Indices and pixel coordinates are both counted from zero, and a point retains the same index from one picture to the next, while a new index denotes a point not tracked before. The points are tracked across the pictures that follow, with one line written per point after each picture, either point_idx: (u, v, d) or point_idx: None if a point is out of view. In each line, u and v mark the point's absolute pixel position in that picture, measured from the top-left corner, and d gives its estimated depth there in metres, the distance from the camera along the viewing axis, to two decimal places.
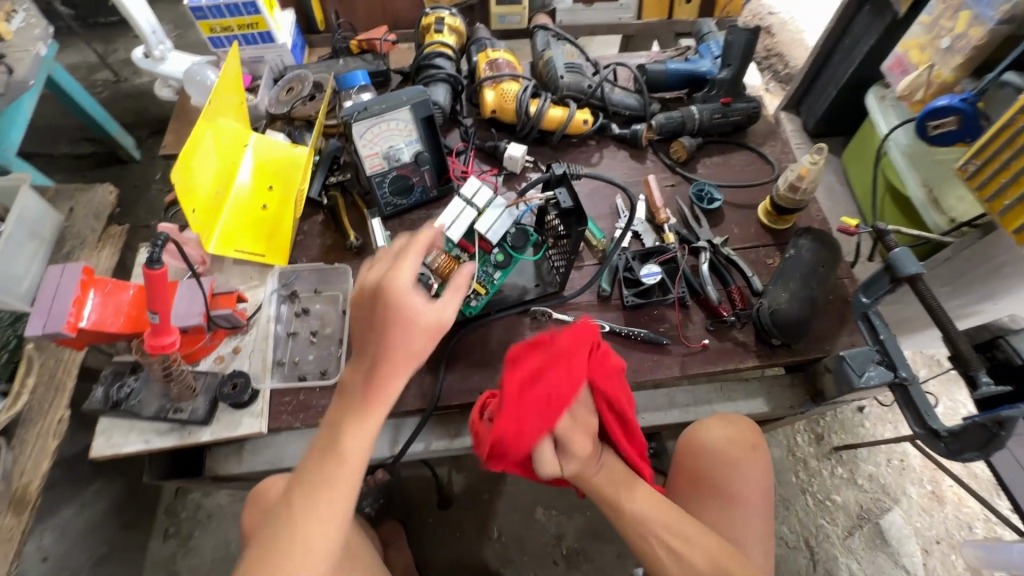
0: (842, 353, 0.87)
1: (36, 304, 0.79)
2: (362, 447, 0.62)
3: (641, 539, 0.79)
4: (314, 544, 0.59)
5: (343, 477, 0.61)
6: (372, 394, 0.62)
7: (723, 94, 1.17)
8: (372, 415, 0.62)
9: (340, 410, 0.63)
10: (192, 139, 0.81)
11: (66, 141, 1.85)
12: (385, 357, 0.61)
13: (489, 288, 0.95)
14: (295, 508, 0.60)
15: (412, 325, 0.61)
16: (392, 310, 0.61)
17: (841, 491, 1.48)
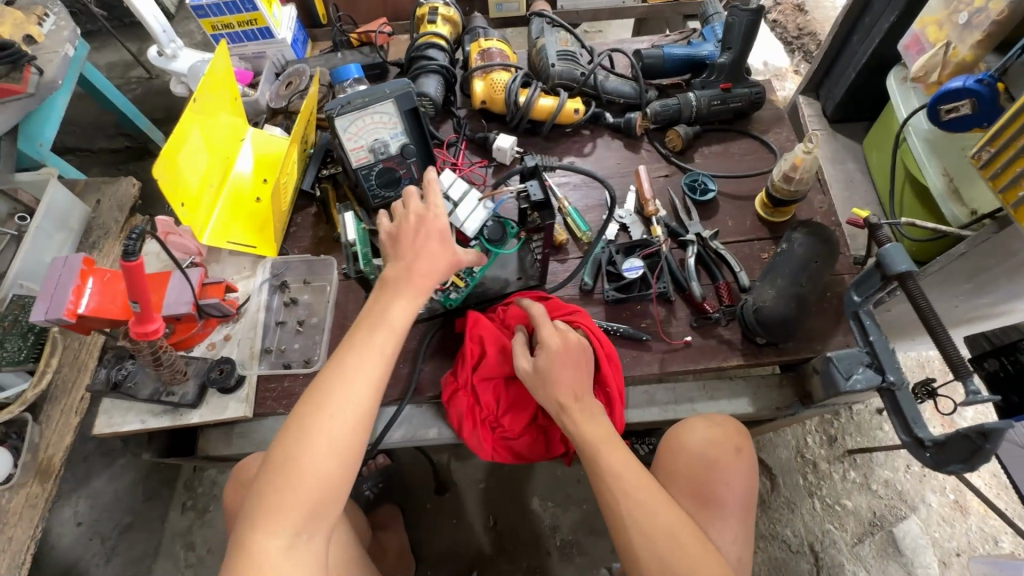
0: (829, 354, 0.83)
1: (42, 291, 0.86)
2: (406, 314, 0.71)
3: (626, 507, 0.70)
4: (354, 401, 0.64)
5: (383, 344, 0.68)
6: (413, 278, 0.72)
7: (723, 79, 1.12)
8: (414, 295, 0.72)
9: (384, 293, 0.72)
10: (175, 134, 0.86)
11: (104, 136, 1.92)
12: (425, 257, 0.73)
13: (469, 281, 0.94)
14: (341, 362, 0.66)
15: (447, 247, 0.75)
16: (439, 228, 0.76)
17: (853, 495, 1.41)
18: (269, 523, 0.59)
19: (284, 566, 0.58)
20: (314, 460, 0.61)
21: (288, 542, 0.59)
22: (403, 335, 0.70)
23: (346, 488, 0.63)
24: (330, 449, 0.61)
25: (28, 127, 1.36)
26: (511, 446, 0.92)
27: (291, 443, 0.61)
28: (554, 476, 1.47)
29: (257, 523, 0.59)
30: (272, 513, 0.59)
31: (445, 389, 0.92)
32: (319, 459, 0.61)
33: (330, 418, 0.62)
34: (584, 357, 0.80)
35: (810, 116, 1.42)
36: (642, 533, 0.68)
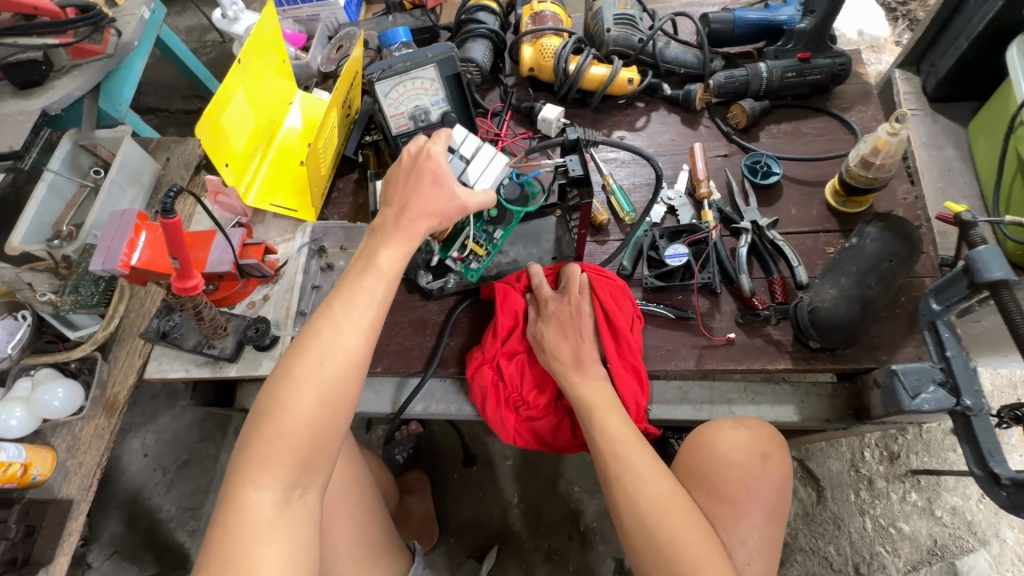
0: (894, 367, 0.73)
1: (100, 242, 0.91)
2: (396, 258, 0.67)
3: (613, 470, 0.71)
4: (344, 348, 0.61)
5: (376, 291, 0.65)
6: (403, 223, 0.69)
7: (802, 48, 0.99)
8: (405, 241, 0.68)
9: (377, 237, 0.69)
10: (221, 95, 0.88)
11: (181, 98, 2.02)
12: (417, 201, 0.70)
13: (489, 250, 0.89)
14: (332, 311, 0.63)
15: (442, 192, 0.71)
16: (434, 170, 0.71)
17: (912, 519, 1.28)
18: (258, 475, 0.57)
19: (274, 519, 0.57)
20: (301, 411, 0.58)
21: (279, 496, 0.57)
22: (395, 279, 0.67)
23: (339, 440, 0.61)
24: (320, 397, 0.59)
25: (108, 86, 1.34)
26: (536, 429, 0.88)
27: (278, 392, 0.59)
28: (584, 460, 1.44)
29: (245, 476, 0.57)
30: (261, 464, 0.57)
31: (470, 363, 0.89)
32: (305, 409, 0.58)
33: (319, 364, 0.60)
34: (584, 322, 0.83)
35: (906, 94, 1.24)
36: (628, 504, 0.69)
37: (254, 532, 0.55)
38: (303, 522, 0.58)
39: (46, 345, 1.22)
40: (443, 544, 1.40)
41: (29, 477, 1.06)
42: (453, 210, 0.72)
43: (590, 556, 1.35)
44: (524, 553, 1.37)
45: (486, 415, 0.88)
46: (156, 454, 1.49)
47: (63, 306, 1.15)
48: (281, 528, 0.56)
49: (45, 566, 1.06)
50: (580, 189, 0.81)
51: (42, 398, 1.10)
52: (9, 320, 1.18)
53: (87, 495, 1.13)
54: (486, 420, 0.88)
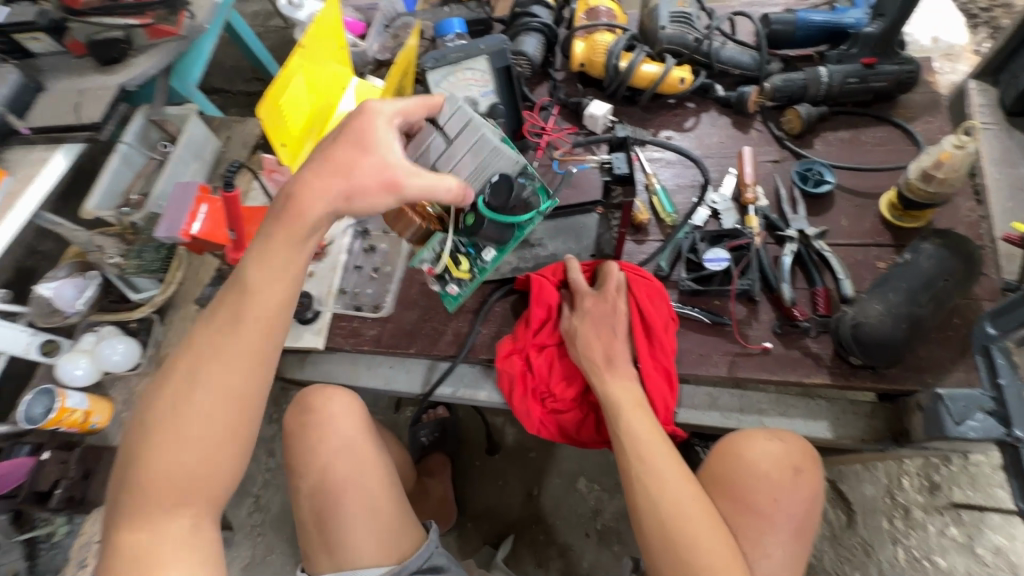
0: (940, 391, 0.70)
1: (165, 212, 0.97)
2: (282, 267, 0.62)
3: (636, 470, 0.71)
4: (206, 386, 0.59)
5: (248, 314, 0.61)
6: (289, 215, 0.62)
7: (867, 53, 0.95)
8: (287, 247, 0.62)
9: (259, 243, 0.63)
10: (282, 76, 0.92)
11: (242, 80, 2.11)
12: (321, 180, 0.62)
13: (473, 274, 0.89)
14: (199, 341, 0.61)
15: (364, 161, 0.63)
16: (358, 127, 0.65)
17: (948, 554, 1.22)
18: (150, 510, 0.58)
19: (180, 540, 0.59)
20: (179, 454, 0.58)
21: (189, 525, 0.60)
22: (275, 289, 0.62)
23: (236, 465, 0.62)
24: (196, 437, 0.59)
25: (179, 66, 1.43)
26: (561, 423, 0.88)
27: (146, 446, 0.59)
28: (605, 459, 1.44)
29: (132, 516, 0.58)
30: (152, 506, 0.58)
31: (500, 351, 0.91)
32: (191, 436, 0.58)
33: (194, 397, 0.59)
34: (619, 322, 0.83)
35: (980, 105, 1.17)
36: (645, 497, 0.70)
37: (156, 557, 0.57)
38: (207, 538, 0.60)
39: (111, 304, 1.31)
40: (460, 528, 1.43)
41: (88, 424, 1.16)
42: (375, 184, 0.63)
43: (604, 557, 1.35)
44: (540, 545, 1.38)
45: (513, 404, 0.89)
46: None
47: (129, 270, 1.24)
48: (187, 548, 0.58)
49: (97, 507, 1.16)
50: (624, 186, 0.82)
51: (104, 351, 1.19)
52: (79, 279, 1.26)
53: None
54: (512, 408, 0.90)
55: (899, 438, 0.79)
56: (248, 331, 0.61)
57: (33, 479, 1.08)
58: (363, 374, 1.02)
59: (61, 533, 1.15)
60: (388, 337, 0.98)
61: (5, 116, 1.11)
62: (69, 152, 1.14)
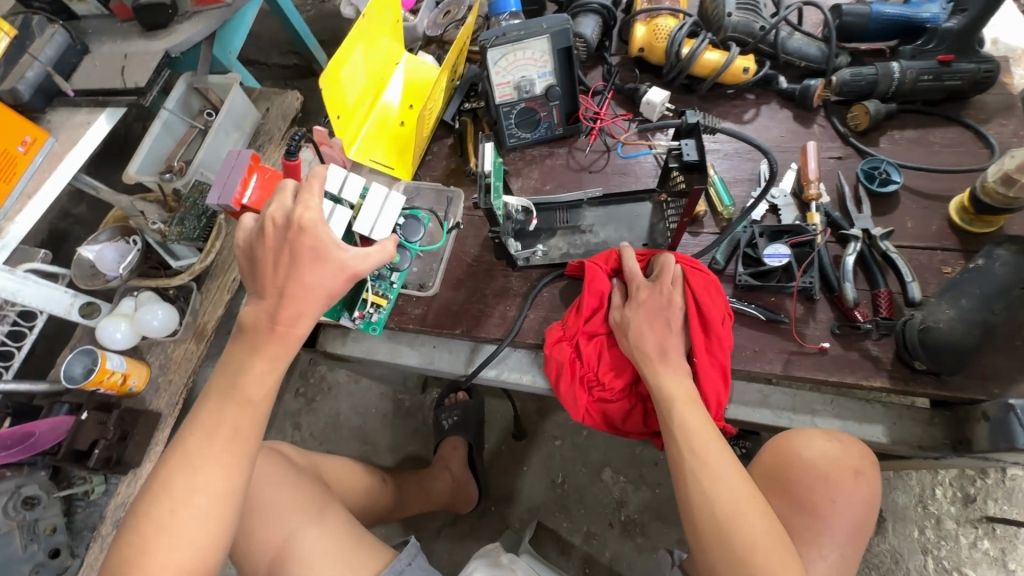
0: (1012, 401, 0.68)
1: (216, 179, 0.96)
2: (265, 376, 0.69)
3: (688, 465, 0.70)
4: (203, 487, 0.64)
5: (240, 420, 0.67)
6: (280, 329, 0.68)
7: (944, 50, 0.92)
8: (273, 357, 0.69)
9: (246, 355, 0.69)
10: (343, 47, 0.91)
11: (279, 53, 2.10)
12: (304, 302, 0.68)
13: (388, 297, 0.96)
14: (190, 447, 0.65)
15: (326, 270, 0.69)
16: (308, 245, 0.68)
17: (980, 568, 1.20)
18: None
19: None
20: (174, 548, 0.62)
21: None
22: (261, 402, 0.69)
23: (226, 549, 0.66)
24: (194, 531, 0.63)
25: (222, 34, 1.43)
26: (606, 410, 0.88)
27: (141, 543, 0.62)
28: (631, 451, 1.44)
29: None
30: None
31: (549, 337, 0.90)
32: (193, 525, 0.63)
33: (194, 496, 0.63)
34: (673, 316, 0.81)
35: None
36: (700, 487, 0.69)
37: None
38: None
39: (150, 270, 1.31)
40: (482, 510, 1.44)
41: (126, 386, 1.17)
42: (341, 283, 0.70)
43: (627, 549, 1.35)
44: (563, 533, 1.39)
45: (559, 390, 0.89)
46: None
47: (170, 236, 1.21)
48: None
49: (133, 469, 1.16)
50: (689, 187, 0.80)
51: (144, 316, 1.20)
52: (121, 243, 1.25)
53: (173, 411, 1.23)
54: (558, 394, 0.90)
55: (958, 447, 0.77)
56: (240, 439, 0.67)
57: (72, 439, 1.08)
58: (405, 353, 1.02)
59: (97, 492, 1.16)
60: (433, 316, 0.98)
61: (50, 76, 1.09)
62: (111, 117, 1.10)
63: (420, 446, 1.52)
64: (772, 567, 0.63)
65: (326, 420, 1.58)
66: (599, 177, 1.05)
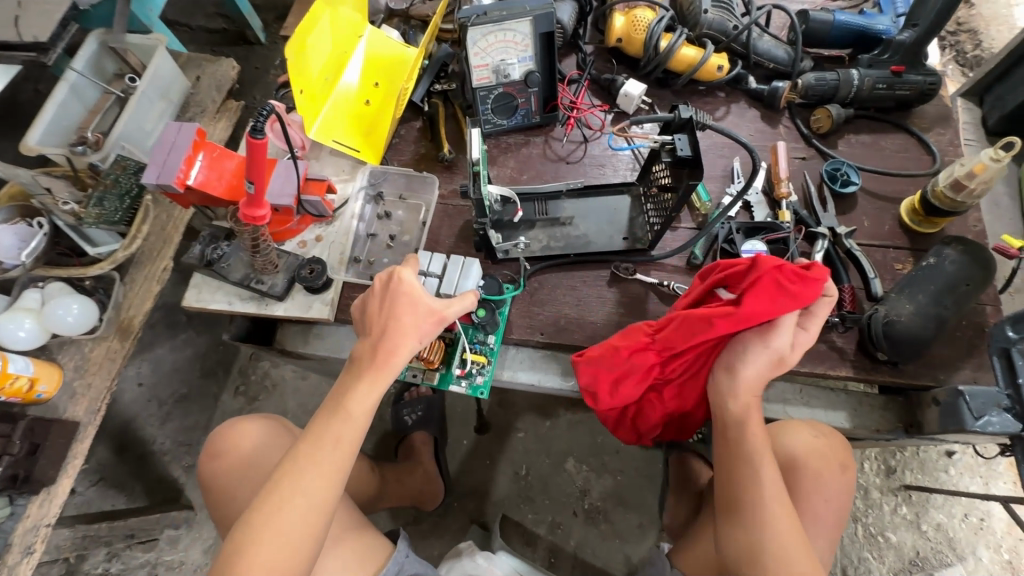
0: (961, 388, 0.75)
1: (154, 154, 0.85)
2: (369, 402, 0.67)
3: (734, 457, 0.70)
4: (305, 493, 0.63)
5: (343, 436, 0.66)
6: (380, 359, 0.67)
7: (897, 61, 0.99)
8: (378, 383, 0.67)
9: (348, 376, 0.68)
10: (312, 13, 0.87)
11: (203, 15, 1.87)
12: (397, 335, 0.67)
13: (489, 357, 0.90)
14: (301, 454, 0.65)
15: (418, 312, 0.69)
16: (403, 290, 0.69)
17: (899, 530, 1.35)
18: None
19: None
20: (266, 552, 0.61)
21: None
22: (364, 423, 0.67)
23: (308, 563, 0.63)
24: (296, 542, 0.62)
25: None
26: (643, 409, 0.85)
27: (238, 541, 0.61)
28: (593, 440, 1.46)
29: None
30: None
31: (627, 345, 0.78)
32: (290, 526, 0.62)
33: (295, 500, 0.62)
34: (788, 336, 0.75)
35: (966, 124, 1.18)
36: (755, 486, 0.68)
37: None
38: None
39: (58, 257, 1.12)
40: (446, 507, 1.40)
41: (33, 394, 0.98)
42: (433, 327, 0.69)
43: (591, 536, 1.37)
44: (528, 525, 1.38)
45: (614, 395, 0.81)
46: (157, 383, 1.42)
47: (87, 219, 1.05)
48: None
49: (47, 487, 0.97)
50: (677, 188, 0.81)
51: (56, 312, 1.01)
52: (22, 226, 1.06)
53: (94, 419, 1.05)
54: (603, 401, 0.82)
55: (909, 429, 0.85)
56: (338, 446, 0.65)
57: None
58: None
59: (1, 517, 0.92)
60: None
61: None
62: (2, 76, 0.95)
63: (378, 444, 1.45)
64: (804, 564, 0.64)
65: None
66: (576, 168, 1.03)
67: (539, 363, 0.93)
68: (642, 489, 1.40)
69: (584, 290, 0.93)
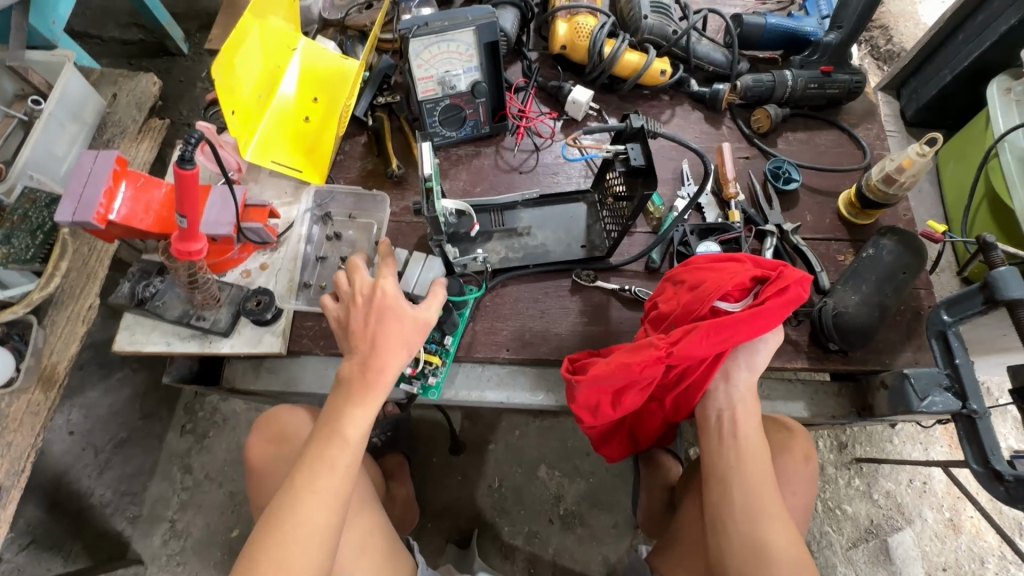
0: (906, 371, 0.79)
1: (67, 189, 0.77)
2: (364, 421, 0.66)
3: (723, 459, 0.74)
4: (308, 520, 0.62)
5: (340, 459, 0.65)
6: (370, 378, 0.66)
7: (825, 61, 1.03)
8: (370, 401, 0.66)
9: (342, 396, 0.67)
10: (237, 30, 0.81)
11: (117, 25, 1.72)
12: (385, 351, 0.66)
13: (444, 357, 0.88)
14: (299, 481, 0.63)
15: (404, 328, 0.68)
16: (383, 306, 0.67)
17: (854, 502, 1.43)
18: None
19: None
20: None
21: None
22: (360, 446, 0.66)
23: None
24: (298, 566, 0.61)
25: None
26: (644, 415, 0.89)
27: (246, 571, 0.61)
28: (564, 445, 1.45)
29: None
30: None
31: (641, 359, 0.71)
32: (298, 555, 0.61)
33: (298, 526, 0.62)
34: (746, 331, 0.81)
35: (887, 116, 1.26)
36: (742, 485, 0.72)
37: None
38: None
39: None
40: (420, 528, 1.36)
41: None
42: (417, 339, 0.69)
43: (569, 540, 1.37)
44: (505, 537, 1.37)
45: (621, 407, 0.78)
46: (90, 430, 1.29)
47: None
48: None
49: None
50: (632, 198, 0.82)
51: None
52: None
53: (18, 481, 0.93)
54: (606, 414, 0.79)
55: (862, 411, 0.89)
56: (334, 475, 0.64)
57: None
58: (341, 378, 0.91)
59: None
60: None
61: None
62: None
63: None
64: (784, 551, 0.68)
65: (226, 456, 1.35)
66: (530, 177, 1.02)
67: (506, 380, 0.91)
68: (614, 488, 1.41)
69: (546, 303, 0.92)
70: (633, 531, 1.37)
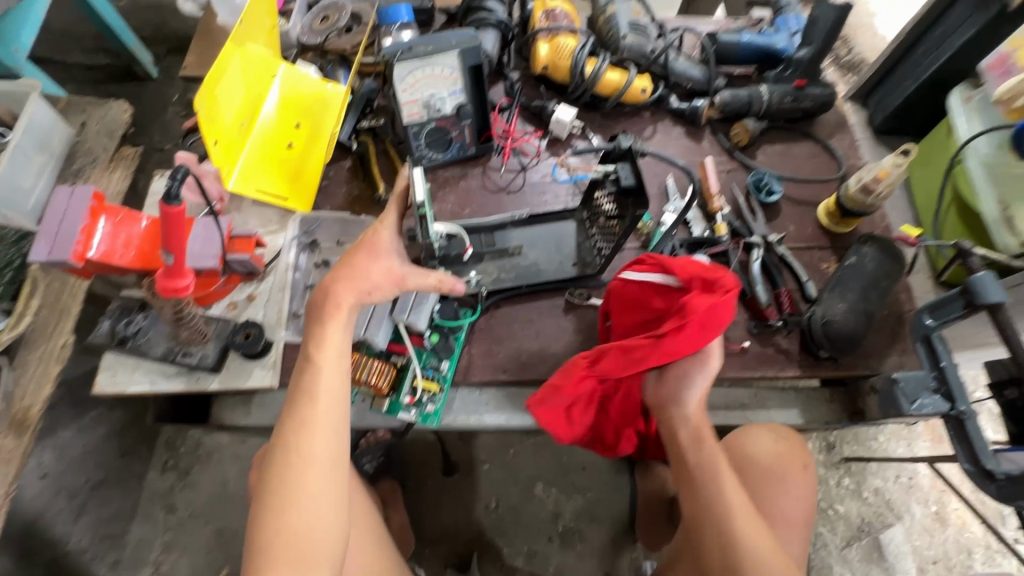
0: (894, 376, 0.82)
1: (42, 227, 0.74)
2: (337, 344, 0.67)
3: (695, 467, 0.71)
4: (314, 450, 0.63)
5: (320, 387, 0.65)
6: (334, 304, 0.66)
7: (798, 76, 1.07)
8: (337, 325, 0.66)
9: (309, 332, 0.67)
10: (218, 61, 0.79)
11: (82, 50, 1.67)
12: (351, 282, 0.67)
13: (442, 384, 0.87)
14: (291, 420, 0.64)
15: (377, 264, 0.69)
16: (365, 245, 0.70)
17: (845, 501, 1.46)
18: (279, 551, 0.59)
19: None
20: (298, 517, 0.60)
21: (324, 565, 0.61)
22: (341, 371, 0.67)
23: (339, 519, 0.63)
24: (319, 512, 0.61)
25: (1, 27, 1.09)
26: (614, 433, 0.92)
27: (264, 523, 0.61)
28: (559, 461, 1.44)
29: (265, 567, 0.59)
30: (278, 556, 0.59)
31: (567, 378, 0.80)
32: (313, 484, 0.62)
33: (306, 458, 0.62)
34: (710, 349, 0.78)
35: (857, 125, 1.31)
36: (713, 490, 0.69)
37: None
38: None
39: None
40: (417, 555, 1.34)
41: None
42: (389, 283, 0.69)
43: (569, 557, 1.36)
44: (505, 558, 1.35)
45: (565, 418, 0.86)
46: (64, 473, 1.22)
47: None
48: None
49: None
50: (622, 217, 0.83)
51: None
52: None
53: None
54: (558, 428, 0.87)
55: (855, 416, 0.91)
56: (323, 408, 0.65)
57: None
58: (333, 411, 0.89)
59: None
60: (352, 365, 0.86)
61: None
62: None
63: None
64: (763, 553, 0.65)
65: (212, 491, 1.30)
66: (517, 198, 1.02)
67: (505, 402, 0.91)
68: (611, 501, 1.40)
69: (541, 323, 0.92)
70: (632, 544, 1.36)
